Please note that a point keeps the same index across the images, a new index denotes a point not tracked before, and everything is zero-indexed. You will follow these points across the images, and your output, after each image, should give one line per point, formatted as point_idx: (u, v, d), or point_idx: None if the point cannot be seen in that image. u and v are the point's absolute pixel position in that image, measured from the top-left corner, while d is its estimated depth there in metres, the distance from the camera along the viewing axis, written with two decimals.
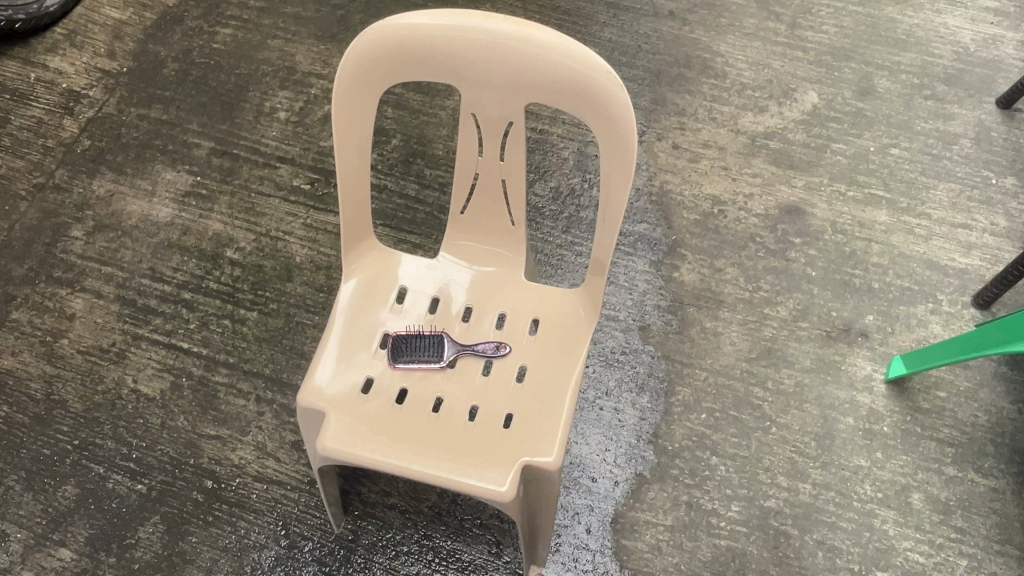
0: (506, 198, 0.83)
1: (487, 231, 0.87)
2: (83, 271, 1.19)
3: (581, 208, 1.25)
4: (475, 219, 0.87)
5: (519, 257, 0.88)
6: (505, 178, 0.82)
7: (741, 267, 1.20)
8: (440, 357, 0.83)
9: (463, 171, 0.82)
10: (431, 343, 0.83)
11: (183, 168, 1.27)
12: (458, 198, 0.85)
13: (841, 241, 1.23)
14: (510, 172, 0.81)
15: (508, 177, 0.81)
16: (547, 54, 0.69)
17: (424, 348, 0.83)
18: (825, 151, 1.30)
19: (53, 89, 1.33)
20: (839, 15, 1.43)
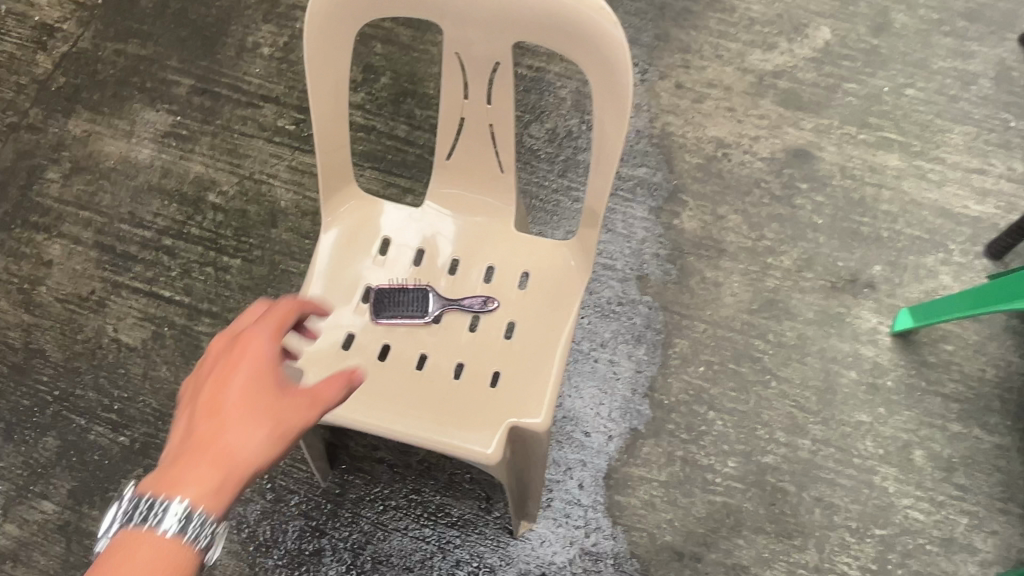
0: (494, 144, 0.78)
1: (475, 179, 0.82)
2: (60, 215, 1.14)
3: (578, 151, 1.19)
4: (462, 166, 0.82)
5: (509, 207, 0.83)
6: (493, 124, 0.76)
7: (745, 214, 1.15)
8: (425, 313, 0.79)
9: (448, 115, 0.77)
10: (415, 301, 0.79)
11: (162, 107, 1.21)
12: (443, 143, 0.79)
13: (850, 187, 1.17)
14: (498, 117, 0.75)
15: (496, 123, 0.76)
16: None
17: (407, 305, 0.79)
18: (837, 92, 1.24)
19: (26, 23, 1.27)
20: None
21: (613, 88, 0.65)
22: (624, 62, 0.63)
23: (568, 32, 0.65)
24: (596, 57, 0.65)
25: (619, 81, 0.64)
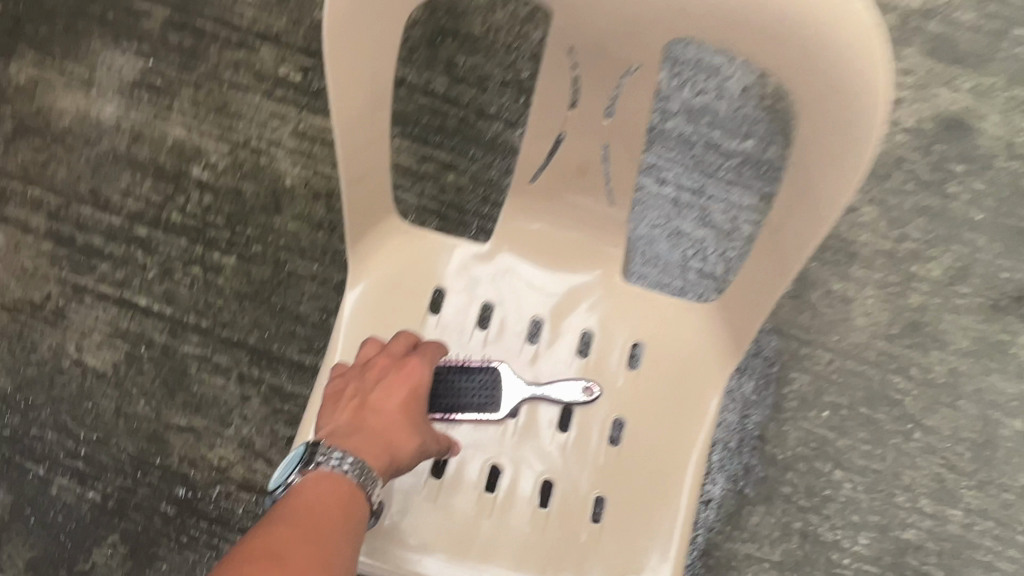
0: (607, 172, 0.52)
1: (570, 214, 0.56)
2: (4, 195, 0.89)
3: (666, 117, 0.92)
4: (553, 195, 0.55)
5: (618, 251, 0.57)
6: (609, 144, 0.51)
7: (883, 206, 0.90)
8: (497, 408, 0.56)
9: (543, 127, 0.51)
10: (483, 386, 0.56)
11: (128, 47, 0.93)
12: (528, 160, 0.53)
13: (1019, 171, 0.91)
14: (620, 134, 0.50)
15: (616, 143, 0.50)
16: None
17: (471, 394, 0.56)
18: (1007, 38, 0.94)
19: None
20: None
21: (842, 129, 0.39)
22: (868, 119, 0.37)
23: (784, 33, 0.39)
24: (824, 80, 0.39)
25: (855, 126, 0.38)
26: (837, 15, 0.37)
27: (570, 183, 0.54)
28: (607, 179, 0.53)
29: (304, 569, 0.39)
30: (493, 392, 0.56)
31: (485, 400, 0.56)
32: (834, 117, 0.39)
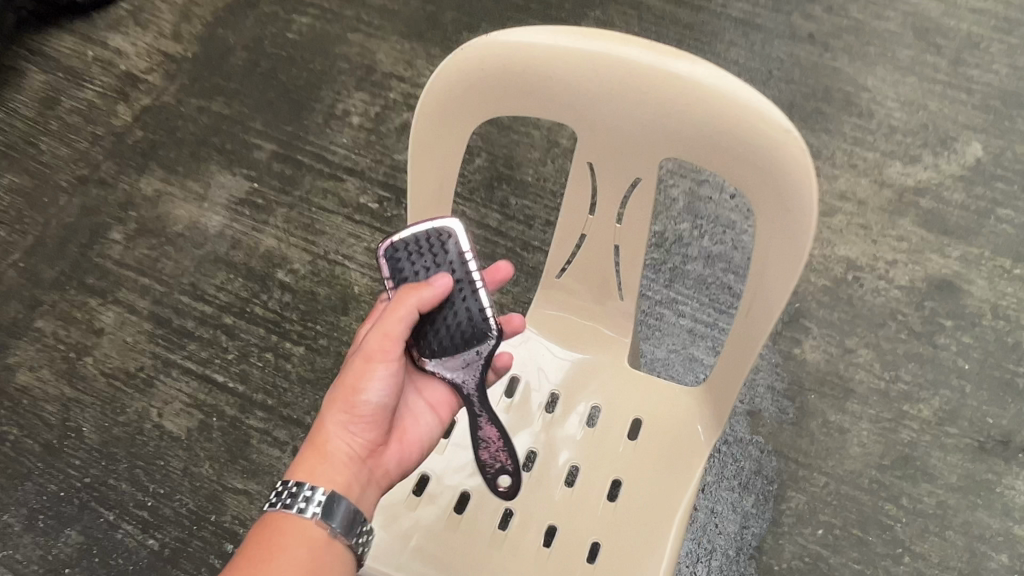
0: (616, 269, 0.65)
1: (589, 308, 0.71)
2: (117, 280, 1.05)
3: (687, 260, 1.06)
4: (574, 288, 0.69)
5: (626, 339, 0.70)
6: (617, 245, 0.64)
7: (877, 349, 1.00)
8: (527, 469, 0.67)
9: (566, 228, 0.64)
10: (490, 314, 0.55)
11: (239, 172, 1.12)
12: (556, 257, 0.68)
13: (1003, 329, 1.01)
14: (626, 238, 0.63)
15: (622, 245, 0.63)
16: (720, 108, 0.51)
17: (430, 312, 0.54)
18: (989, 217, 1.08)
19: (110, 71, 1.21)
20: (1014, 53, 1.20)
21: (783, 224, 0.51)
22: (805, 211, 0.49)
23: (737, 156, 0.52)
24: (765, 190, 0.52)
25: (792, 226, 0.51)
26: (770, 143, 0.50)
27: (587, 277, 0.67)
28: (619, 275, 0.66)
29: None
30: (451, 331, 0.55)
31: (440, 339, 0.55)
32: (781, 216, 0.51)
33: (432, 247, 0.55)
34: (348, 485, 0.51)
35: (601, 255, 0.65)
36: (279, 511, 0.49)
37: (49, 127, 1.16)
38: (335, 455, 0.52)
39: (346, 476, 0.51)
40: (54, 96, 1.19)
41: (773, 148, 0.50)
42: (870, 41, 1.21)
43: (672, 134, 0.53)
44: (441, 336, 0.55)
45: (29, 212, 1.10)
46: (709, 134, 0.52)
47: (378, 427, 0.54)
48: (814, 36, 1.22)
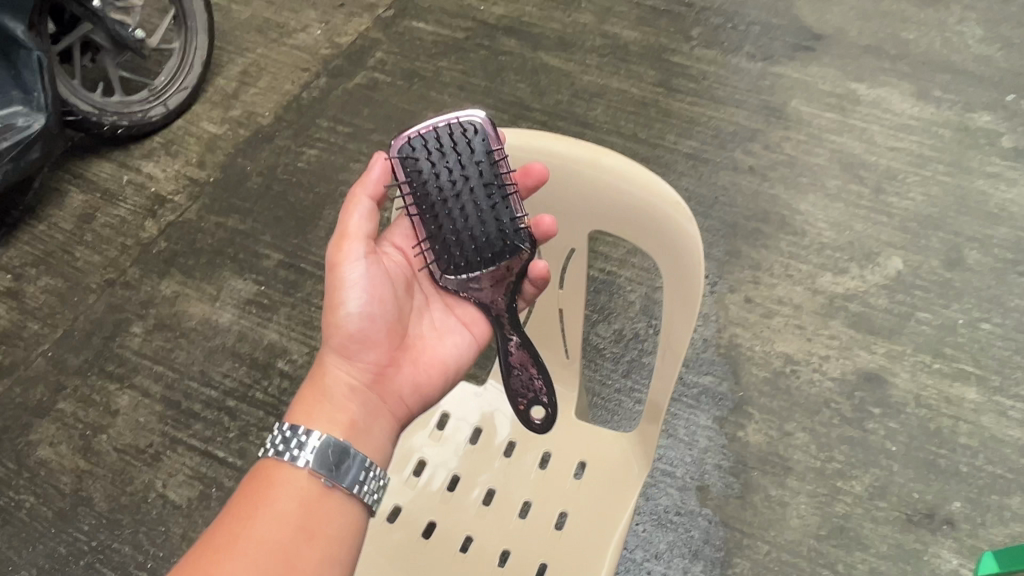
0: (562, 331, 0.84)
1: None
2: (134, 368, 1.18)
3: (644, 353, 1.19)
4: None
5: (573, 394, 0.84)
6: (562, 309, 0.82)
7: (813, 433, 1.12)
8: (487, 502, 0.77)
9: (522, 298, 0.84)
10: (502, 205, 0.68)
11: (249, 276, 1.28)
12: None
13: (926, 415, 1.13)
14: (568, 302, 0.82)
15: (566, 308, 0.82)
16: (628, 186, 0.70)
17: (459, 219, 0.68)
18: (910, 319, 1.22)
19: (142, 191, 1.39)
20: (927, 183, 1.38)
21: (680, 271, 0.67)
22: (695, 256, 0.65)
23: (641, 222, 0.70)
24: (663, 247, 0.69)
25: (685, 272, 0.67)
26: (663, 208, 0.68)
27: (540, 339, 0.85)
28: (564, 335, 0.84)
29: (273, 541, 0.56)
30: (476, 239, 0.68)
31: (467, 248, 0.68)
32: (675, 265, 0.68)
33: (459, 152, 0.69)
34: (351, 417, 0.64)
35: (549, 316, 0.83)
36: (275, 463, 0.60)
37: (84, 237, 1.33)
38: (333, 389, 0.65)
39: (346, 406, 0.65)
40: (90, 212, 1.36)
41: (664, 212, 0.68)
42: (802, 173, 1.40)
43: (598, 208, 0.73)
44: (468, 247, 0.68)
45: (60, 309, 1.25)
46: (622, 206, 0.71)
47: (370, 351, 0.67)
48: (754, 168, 1.41)
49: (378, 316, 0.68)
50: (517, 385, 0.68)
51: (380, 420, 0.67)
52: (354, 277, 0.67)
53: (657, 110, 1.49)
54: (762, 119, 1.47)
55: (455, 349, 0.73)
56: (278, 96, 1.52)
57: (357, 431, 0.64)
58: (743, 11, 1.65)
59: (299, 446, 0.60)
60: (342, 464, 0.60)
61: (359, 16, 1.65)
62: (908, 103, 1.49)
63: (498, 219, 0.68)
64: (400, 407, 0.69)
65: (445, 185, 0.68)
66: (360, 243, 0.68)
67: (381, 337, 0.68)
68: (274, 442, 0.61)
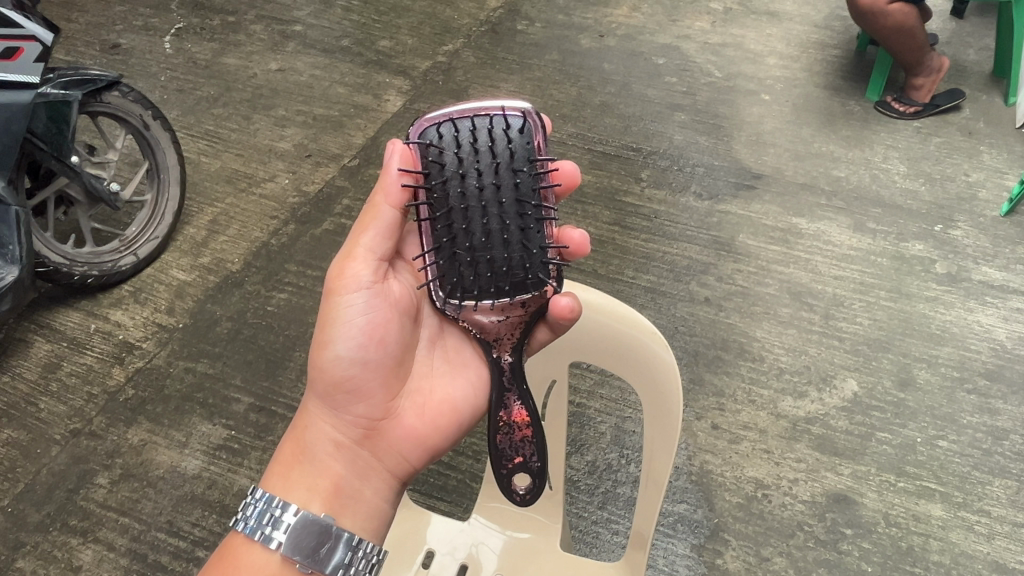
0: None
1: None
2: (99, 521, 1.15)
3: (617, 484, 1.20)
4: None
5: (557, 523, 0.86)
6: None
7: (790, 556, 1.14)
8: None
9: None
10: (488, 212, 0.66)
11: (219, 421, 1.27)
12: None
13: (897, 534, 1.16)
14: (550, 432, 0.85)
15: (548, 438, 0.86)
16: (606, 318, 0.77)
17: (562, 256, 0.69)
18: (871, 439, 1.26)
19: (109, 339, 1.39)
20: (871, 308, 1.46)
21: (661, 394, 0.73)
22: (673, 379, 0.71)
23: (623, 350, 0.76)
24: (645, 371, 0.75)
25: (667, 393, 0.72)
26: (641, 334, 0.74)
27: None
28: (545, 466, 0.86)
29: None
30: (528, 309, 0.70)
31: (483, 273, 0.68)
32: (657, 389, 0.73)
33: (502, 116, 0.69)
34: (332, 485, 0.69)
35: None
36: (243, 537, 0.65)
37: (49, 386, 1.32)
38: (320, 449, 0.70)
39: (327, 463, 0.70)
40: (56, 361, 1.35)
41: (642, 338, 0.75)
42: (755, 301, 1.47)
43: (582, 340, 0.79)
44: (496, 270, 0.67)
45: (21, 462, 1.22)
46: (604, 339, 0.78)
47: (354, 404, 0.71)
48: (709, 299, 1.48)
49: (370, 361, 0.71)
50: (507, 446, 0.69)
51: (368, 481, 0.71)
52: (347, 314, 0.70)
53: (614, 247, 1.56)
54: (713, 253, 1.56)
55: (457, 388, 0.75)
56: (248, 243, 1.56)
57: (341, 497, 0.69)
58: (687, 154, 1.78)
59: (273, 524, 0.65)
60: (321, 550, 0.65)
61: (325, 167, 1.72)
62: (846, 235, 1.59)
63: (527, 245, 0.67)
64: (397, 461, 0.73)
65: (457, 194, 0.66)
66: (364, 267, 0.70)
67: (366, 386, 0.71)
68: (248, 517, 0.66)
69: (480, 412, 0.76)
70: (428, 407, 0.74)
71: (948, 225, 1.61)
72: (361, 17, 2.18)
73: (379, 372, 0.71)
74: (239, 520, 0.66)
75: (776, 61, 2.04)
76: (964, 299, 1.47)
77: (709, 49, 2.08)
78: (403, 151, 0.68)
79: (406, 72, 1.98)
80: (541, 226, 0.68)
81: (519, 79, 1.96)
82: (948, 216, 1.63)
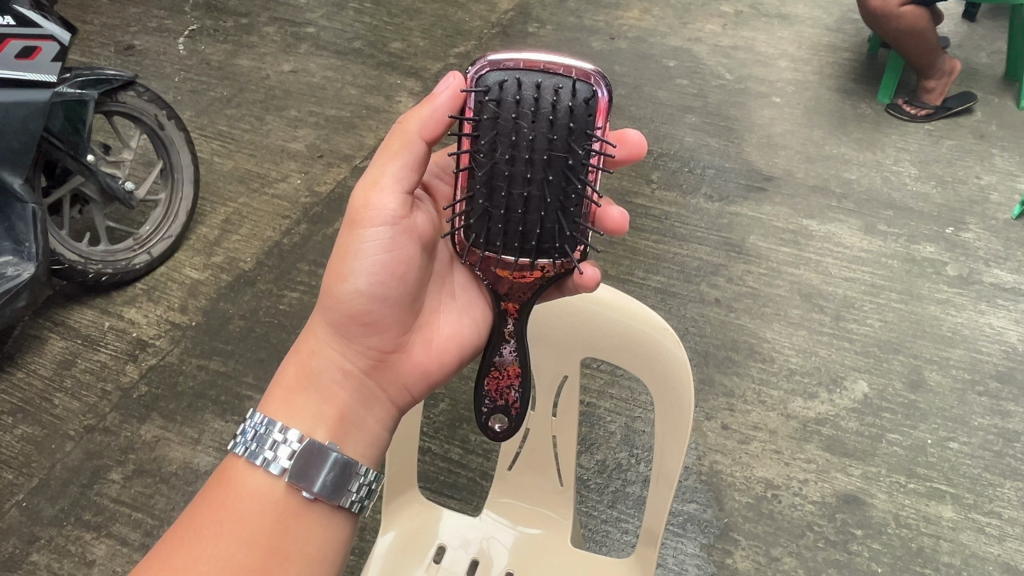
0: (555, 458, 0.87)
1: (533, 492, 0.88)
2: (112, 516, 1.16)
3: (627, 482, 1.20)
4: (521, 477, 0.88)
5: (568, 520, 0.86)
6: (555, 436, 0.86)
7: (800, 556, 1.14)
8: None
9: None
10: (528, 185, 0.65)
11: (231, 419, 1.28)
12: (506, 452, 0.88)
13: (907, 535, 1.16)
14: (561, 429, 0.86)
15: (559, 434, 0.86)
16: (617, 313, 0.78)
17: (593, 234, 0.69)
18: (881, 441, 1.26)
19: (123, 336, 1.40)
20: (882, 310, 1.46)
21: (672, 389, 0.73)
22: (684, 374, 0.71)
23: (635, 345, 0.77)
24: (657, 366, 0.75)
25: (678, 387, 0.72)
26: (652, 329, 0.75)
27: (534, 463, 0.88)
28: (557, 464, 0.87)
29: (252, 537, 0.62)
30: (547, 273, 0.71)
31: (511, 243, 0.67)
32: (668, 384, 0.74)
33: (570, 79, 0.65)
34: (341, 416, 0.70)
35: (544, 444, 0.86)
36: (244, 461, 0.65)
37: (64, 382, 1.33)
38: (330, 377, 0.71)
39: (335, 390, 0.70)
40: (70, 357, 1.37)
41: (653, 333, 0.75)
42: (765, 303, 1.47)
43: (594, 335, 0.80)
44: (527, 240, 0.67)
45: (36, 457, 1.23)
46: (616, 334, 0.78)
47: (368, 334, 0.72)
48: (719, 300, 1.48)
49: (388, 295, 0.71)
50: (495, 390, 0.72)
51: (373, 411, 0.73)
52: (372, 247, 0.70)
53: (625, 248, 1.57)
54: (724, 254, 1.56)
55: (462, 327, 0.77)
56: (260, 242, 1.57)
57: (348, 428, 0.70)
58: (698, 156, 1.78)
59: (272, 449, 0.65)
60: (325, 479, 0.65)
61: (337, 167, 1.73)
62: (857, 237, 1.59)
63: (559, 225, 0.66)
64: (398, 391, 0.75)
65: (503, 157, 0.64)
66: (391, 198, 0.70)
67: (381, 317, 0.71)
68: (245, 440, 0.65)
69: (478, 351, 0.79)
70: (435, 344, 0.76)
71: (960, 227, 1.61)
72: (373, 20, 2.19)
73: (393, 307, 0.72)
74: (237, 443, 0.65)
75: (787, 64, 2.05)
76: (975, 301, 1.47)
77: (720, 52, 2.08)
78: (456, 92, 0.66)
79: (418, 74, 1.99)
80: (580, 204, 0.66)
81: None
82: (959, 218, 1.63)
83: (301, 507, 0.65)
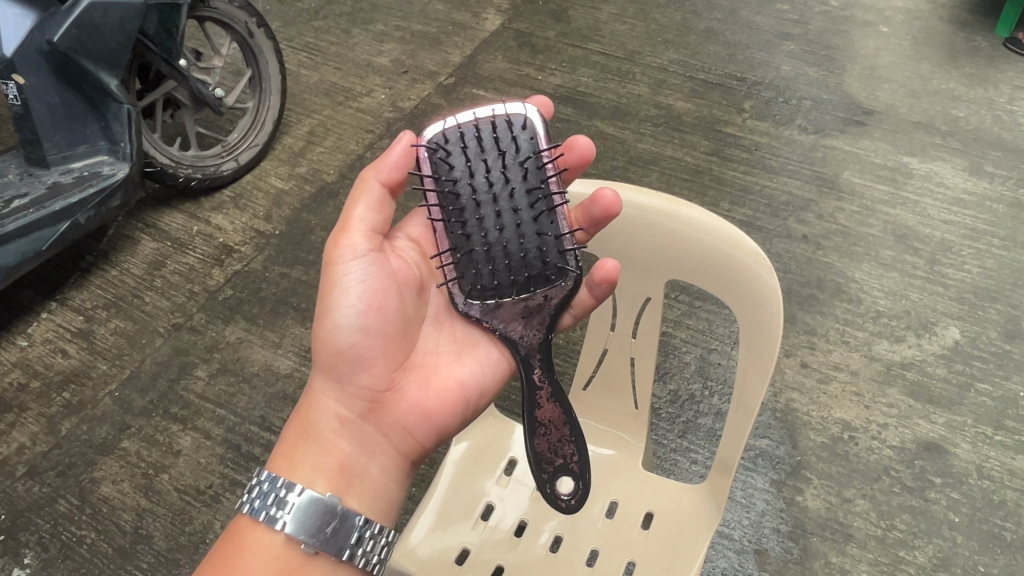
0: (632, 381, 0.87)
1: (607, 413, 0.89)
2: (197, 410, 1.22)
3: (700, 414, 1.19)
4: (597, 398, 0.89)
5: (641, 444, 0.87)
6: (634, 358, 0.86)
7: (873, 500, 1.11)
8: (553, 549, 0.78)
9: (594, 346, 0.88)
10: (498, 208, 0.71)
11: (311, 326, 1.31)
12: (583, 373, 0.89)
13: (989, 487, 1.12)
14: (641, 350, 0.86)
15: (638, 356, 0.86)
16: (706, 236, 0.75)
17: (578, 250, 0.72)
18: (970, 390, 1.21)
19: (211, 241, 1.44)
20: (982, 256, 1.38)
21: (760, 315, 0.71)
22: (774, 301, 0.69)
23: (723, 270, 0.74)
24: (745, 292, 0.73)
25: (766, 314, 0.70)
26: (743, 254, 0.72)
27: (611, 385, 0.88)
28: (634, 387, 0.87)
29: None
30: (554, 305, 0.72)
31: (499, 265, 0.71)
32: (756, 310, 0.71)
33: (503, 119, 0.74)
34: (336, 460, 0.67)
35: (622, 365, 0.87)
36: (251, 521, 0.63)
37: (155, 283, 1.38)
38: (325, 427, 0.69)
39: (326, 437, 0.68)
40: (160, 259, 1.41)
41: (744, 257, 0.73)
42: (857, 242, 1.41)
43: (680, 256, 0.78)
44: (510, 262, 0.71)
45: (128, 351, 1.28)
46: (705, 258, 0.76)
47: (359, 374, 0.69)
48: (808, 236, 1.42)
49: (371, 331, 0.69)
50: (548, 450, 0.67)
51: (376, 456, 0.69)
52: (347, 284, 0.69)
53: (710, 178, 1.52)
54: (815, 189, 1.50)
55: (466, 370, 0.73)
56: (343, 155, 1.58)
57: (347, 473, 0.67)
58: (794, 86, 1.70)
59: (277, 505, 0.63)
60: (326, 530, 0.63)
61: (421, 84, 1.72)
62: (961, 177, 1.51)
63: (540, 234, 0.71)
64: (403, 436, 0.70)
65: (468, 192, 0.71)
66: (362, 237, 0.70)
67: (368, 356, 0.69)
68: (251, 500, 0.64)
69: (488, 396, 0.75)
70: (435, 383, 0.72)
71: None
72: None
73: (381, 346, 0.70)
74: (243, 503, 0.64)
75: None
76: None
77: None
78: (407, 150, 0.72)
79: None
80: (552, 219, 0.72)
81: (622, 2, 1.91)
82: None
83: (303, 562, 0.63)
